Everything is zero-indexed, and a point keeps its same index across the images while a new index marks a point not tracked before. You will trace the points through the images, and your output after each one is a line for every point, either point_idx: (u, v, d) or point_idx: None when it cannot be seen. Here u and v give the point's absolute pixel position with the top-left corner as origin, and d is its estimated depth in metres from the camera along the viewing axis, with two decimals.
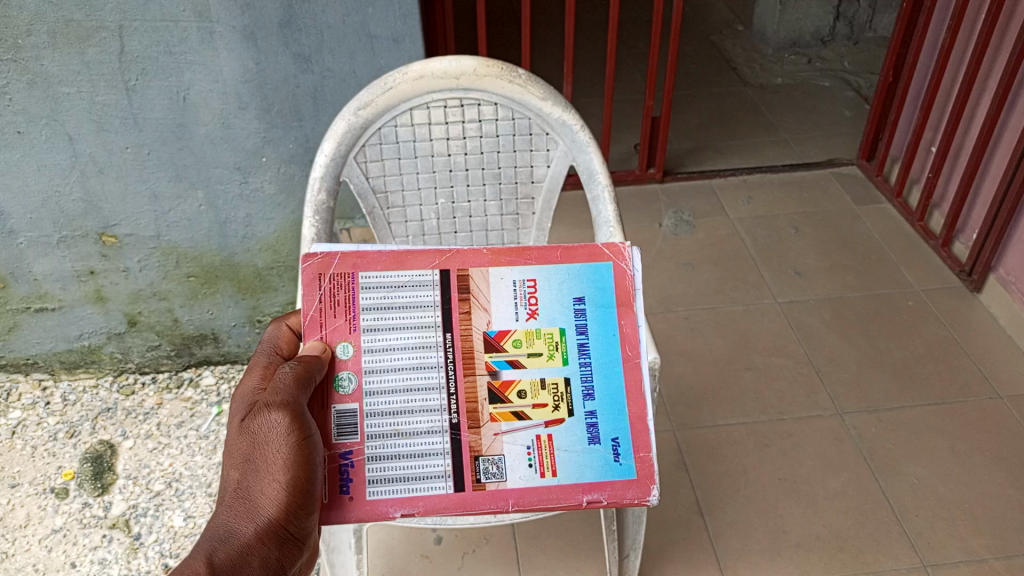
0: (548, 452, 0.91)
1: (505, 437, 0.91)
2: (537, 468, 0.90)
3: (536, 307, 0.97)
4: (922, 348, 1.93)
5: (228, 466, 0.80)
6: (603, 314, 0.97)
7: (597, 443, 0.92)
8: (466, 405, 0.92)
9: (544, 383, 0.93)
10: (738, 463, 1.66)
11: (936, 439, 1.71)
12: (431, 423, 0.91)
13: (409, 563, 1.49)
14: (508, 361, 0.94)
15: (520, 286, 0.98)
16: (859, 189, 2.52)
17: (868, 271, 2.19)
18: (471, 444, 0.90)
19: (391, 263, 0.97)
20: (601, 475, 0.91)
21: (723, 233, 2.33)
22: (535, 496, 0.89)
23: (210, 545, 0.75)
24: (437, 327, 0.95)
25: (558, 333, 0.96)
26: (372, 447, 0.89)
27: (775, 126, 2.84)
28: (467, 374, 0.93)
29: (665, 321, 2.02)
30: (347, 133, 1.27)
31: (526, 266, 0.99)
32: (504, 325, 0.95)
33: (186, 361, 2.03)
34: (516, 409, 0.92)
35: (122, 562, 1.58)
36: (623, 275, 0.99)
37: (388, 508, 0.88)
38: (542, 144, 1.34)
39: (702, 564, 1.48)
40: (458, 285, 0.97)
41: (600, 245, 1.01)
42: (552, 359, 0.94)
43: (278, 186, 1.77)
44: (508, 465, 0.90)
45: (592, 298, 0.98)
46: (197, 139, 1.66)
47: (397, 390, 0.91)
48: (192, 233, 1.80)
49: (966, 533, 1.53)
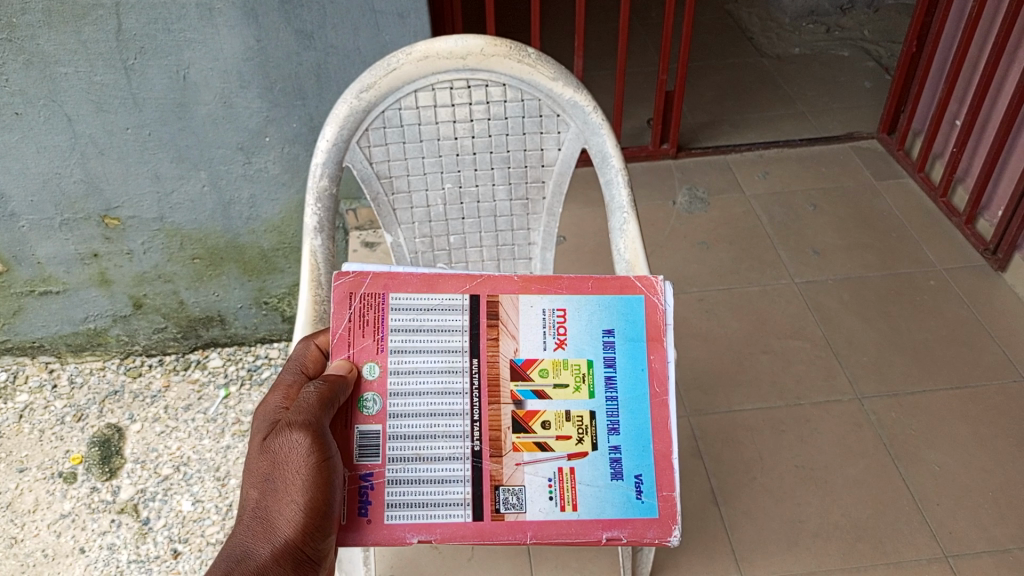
0: (569, 485, 0.88)
1: (527, 467, 0.88)
2: (558, 501, 0.88)
3: (565, 337, 0.94)
4: (945, 330, 1.88)
5: (247, 484, 0.77)
6: (633, 348, 0.93)
7: (619, 478, 0.89)
8: (489, 433, 0.89)
9: (569, 415, 0.90)
10: (755, 450, 1.62)
11: (959, 425, 1.66)
12: (453, 450, 0.88)
13: (419, 553, 1.46)
14: (534, 391, 0.91)
15: (550, 315, 0.94)
16: (879, 164, 2.45)
17: (889, 249, 2.12)
18: (492, 473, 0.88)
19: (422, 285, 0.94)
20: (623, 512, 0.89)
21: (738, 210, 2.27)
22: (554, 529, 0.87)
23: (226, 565, 0.70)
24: (464, 352, 0.92)
25: (586, 365, 0.92)
26: (394, 471, 0.86)
27: (792, 98, 2.76)
28: (491, 402, 0.90)
29: (679, 302, 1.97)
30: (349, 117, 1.22)
31: (555, 294, 0.96)
32: (531, 354, 0.92)
33: (193, 343, 2.00)
34: (539, 440, 0.89)
35: (131, 547, 1.57)
36: (655, 309, 0.95)
37: (405, 532, 0.85)
38: (552, 126, 1.29)
39: (717, 556, 1.44)
40: (487, 311, 0.94)
41: (632, 278, 0.97)
42: (578, 391, 0.91)
43: (282, 166, 1.73)
44: (529, 496, 0.88)
45: (622, 330, 0.94)
46: (198, 119, 1.61)
47: (421, 413, 0.89)
48: (196, 214, 1.77)
49: (989, 521, 1.48)
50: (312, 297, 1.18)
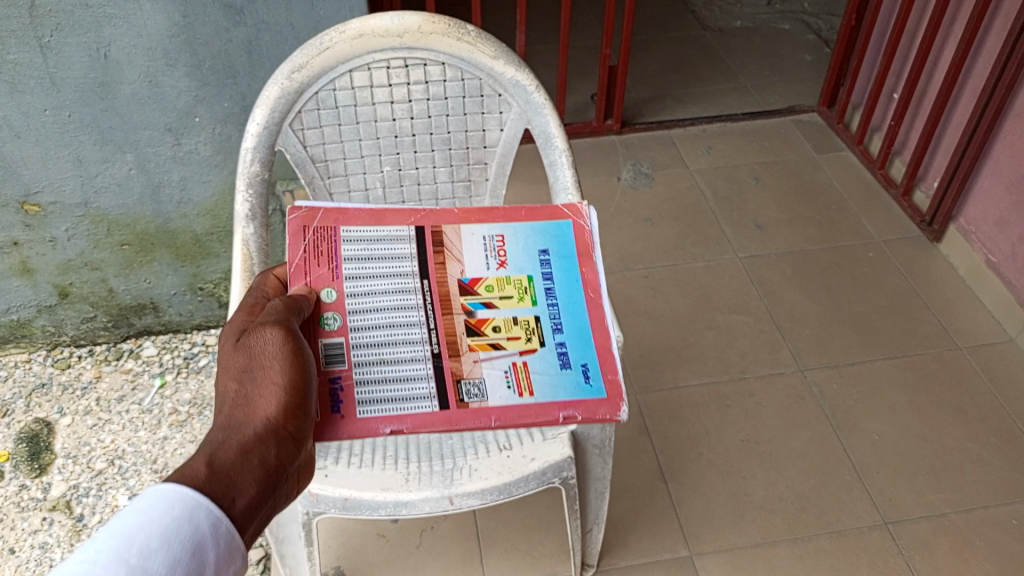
0: (524, 375, 0.87)
1: (484, 362, 0.87)
2: (515, 389, 0.86)
3: (505, 258, 0.96)
4: (883, 301, 1.92)
5: (224, 379, 0.76)
6: (566, 263, 0.97)
7: (568, 367, 0.88)
8: (445, 338, 0.89)
9: (517, 320, 0.91)
10: (701, 425, 1.63)
11: (897, 394, 1.70)
12: (414, 352, 0.87)
13: (366, 543, 1.44)
14: (483, 302, 0.92)
15: (490, 240, 0.97)
16: (819, 137, 2.47)
17: (830, 222, 2.15)
18: (452, 369, 0.86)
19: (370, 219, 0.97)
20: (575, 394, 0.86)
21: (683, 185, 2.28)
22: (516, 413, 0.84)
23: (208, 446, 0.68)
24: (415, 274, 0.93)
25: (527, 280, 0.95)
26: (361, 373, 0.84)
27: (734, 72, 2.77)
28: (445, 313, 0.91)
29: (624, 280, 1.97)
30: (280, 99, 1.17)
31: (490, 225, 0.99)
32: (476, 273, 0.94)
33: (125, 332, 1.93)
34: (493, 341, 0.89)
35: (64, 545, 1.51)
36: (582, 230, 1.00)
37: (377, 424, 0.81)
38: (494, 106, 1.26)
39: (664, 532, 1.45)
40: (432, 240, 0.96)
41: (559, 205, 1.02)
42: (523, 300, 0.93)
43: (214, 147, 1.66)
44: (489, 386, 0.85)
45: (556, 250, 0.98)
46: (122, 99, 1.54)
47: (379, 324, 0.88)
48: (123, 199, 1.69)
49: (926, 487, 1.52)
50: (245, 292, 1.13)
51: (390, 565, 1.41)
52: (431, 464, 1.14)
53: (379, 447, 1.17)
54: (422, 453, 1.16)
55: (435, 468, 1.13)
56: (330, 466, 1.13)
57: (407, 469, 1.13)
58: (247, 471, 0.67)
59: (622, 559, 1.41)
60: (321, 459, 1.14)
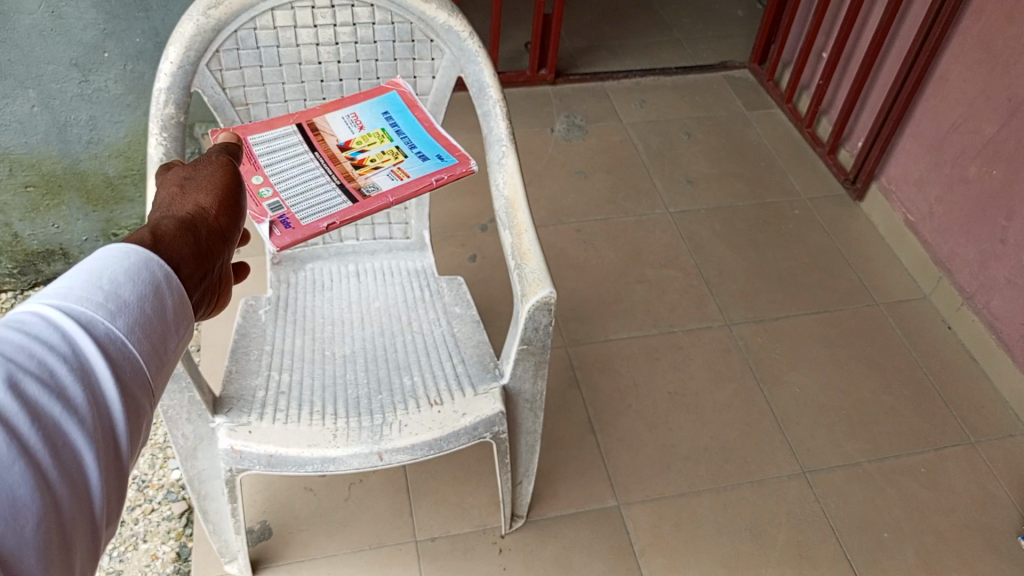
0: (400, 170, 1.09)
1: (371, 176, 1.08)
2: (396, 177, 1.08)
3: (361, 125, 1.17)
4: (807, 258, 1.96)
5: (162, 188, 0.78)
6: (403, 114, 1.20)
7: (427, 159, 1.12)
8: (342, 173, 1.08)
9: (385, 153, 1.12)
10: (630, 378, 1.65)
11: (818, 348, 1.75)
12: (325, 184, 1.07)
13: (292, 497, 1.41)
14: (359, 151, 1.12)
15: (347, 118, 1.17)
16: (750, 94, 2.49)
17: (758, 178, 2.18)
18: (352, 184, 1.06)
19: (263, 126, 1.16)
20: (433, 168, 1.10)
21: (616, 138, 2.26)
22: (406, 190, 1.06)
23: (154, 218, 0.71)
24: (304, 145, 1.13)
25: (381, 132, 1.16)
26: (291, 207, 1.03)
27: (668, 25, 2.75)
28: (335, 162, 1.10)
29: (556, 233, 1.95)
30: (196, 36, 1.13)
31: (346, 107, 1.19)
32: (345, 138, 1.14)
33: (32, 279, 1.82)
34: (375, 165, 1.10)
35: None
36: (405, 91, 1.24)
37: (317, 223, 1.01)
38: (425, 52, 1.25)
39: (593, 483, 1.47)
40: (309, 130, 1.15)
41: (382, 83, 1.25)
42: (384, 140, 1.15)
43: (126, 86, 1.58)
44: (380, 183, 1.06)
45: (392, 108, 1.20)
46: (22, 30, 1.43)
47: (291, 178, 1.08)
48: (27, 136, 1.57)
49: (842, 438, 1.58)
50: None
51: (318, 518, 1.39)
52: (360, 419, 1.11)
53: (305, 402, 1.13)
54: (350, 407, 1.13)
55: (364, 424, 1.11)
56: (254, 422, 1.09)
57: (334, 424, 1.10)
58: (187, 233, 0.70)
59: (551, 509, 1.42)
60: (244, 415, 1.10)
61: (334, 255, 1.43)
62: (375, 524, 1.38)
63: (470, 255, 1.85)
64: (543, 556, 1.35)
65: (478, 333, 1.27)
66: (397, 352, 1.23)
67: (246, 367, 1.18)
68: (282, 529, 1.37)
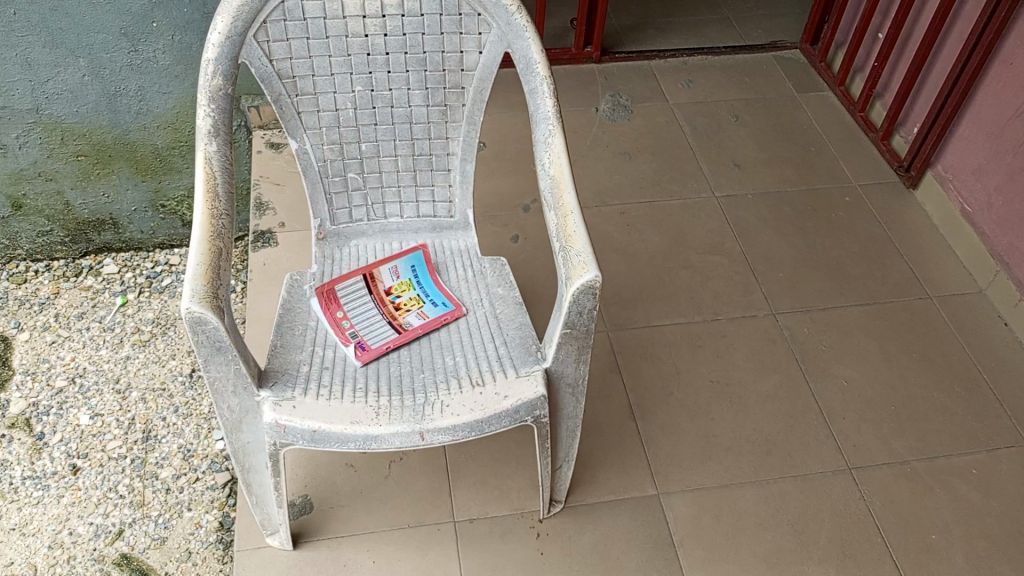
0: (421, 305, 1.26)
1: (407, 314, 1.25)
2: (421, 314, 1.24)
3: (395, 278, 1.31)
4: (857, 247, 1.91)
5: None
6: (424, 266, 1.33)
7: (438, 302, 1.27)
8: (389, 312, 1.25)
9: (413, 296, 1.28)
10: (673, 365, 1.63)
11: (866, 341, 1.71)
12: (382, 317, 1.24)
13: (334, 473, 1.42)
14: (397, 297, 1.28)
15: (385, 278, 1.31)
16: (800, 75, 2.42)
17: (808, 164, 2.13)
18: (397, 318, 1.24)
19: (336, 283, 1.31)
20: (441, 308, 1.25)
21: (662, 119, 2.22)
22: (433, 323, 1.23)
23: None
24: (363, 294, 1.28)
25: (408, 284, 1.30)
26: (359, 331, 1.22)
27: (718, 4, 2.69)
28: (385, 306, 1.26)
29: (600, 214, 1.93)
30: (244, 7, 1.14)
31: (386, 263, 1.33)
32: (386, 290, 1.29)
33: (83, 248, 1.84)
34: (410, 304, 1.26)
35: (25, 464, 1.46)
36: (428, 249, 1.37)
37: (383, 345, 1.19)
38: (473, 26, 1.22)
39: (634, 470, 1.46)
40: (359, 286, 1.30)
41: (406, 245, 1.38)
42: (411, 289, 1.29)
43: (174, 56, 1.58)
44: (414, 316, 1.24)
45: (416, 263, 1.34)
46: None
47: (360, 314, 1.25)
48: (78, 106, 1.59)
49: (890, 434, 1.54)
50: (207, 210, 1.06)
51: (358, 494, 1.39)
52: (402, 398, 1.11)
53: (348, 378, 1.13)
54: (393, 386, 1.13)
55: (406, 403, 1.10)
56: (297, 397, 1.09)
57: (377, 403, 1.10)
58: None
59: (591, 495, 1.41)
60: (289, 390, 1.09)
61: (378, 234, 1.40)
62: (415, 503, 1.39)
63: (512, 235, 1.84)
64: (582, 542, 1.35)
65: (521, 314, 1.25)
66: (433, 327, 1.23)
67: (290, 341, 1.18)
68: (323, 504, 1.38)
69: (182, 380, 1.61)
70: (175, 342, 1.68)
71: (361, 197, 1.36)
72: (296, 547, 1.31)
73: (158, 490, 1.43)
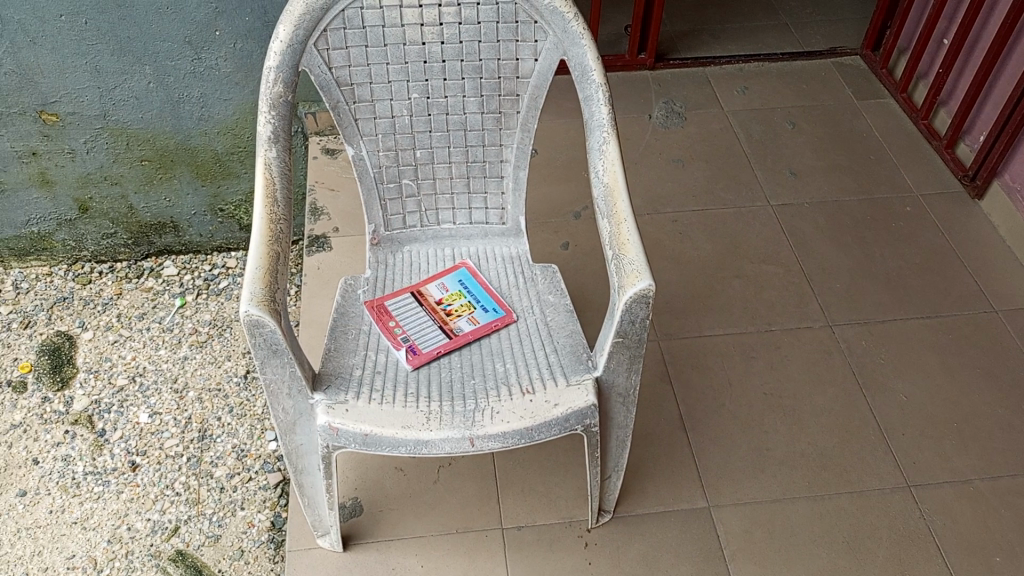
0: (473, 313, 1.27)
1: (459, 320, 1.26)
2: (473, 321, 1.25)
3: (445, 290, 1.31)
4: (918, 259, 1.86)
5: None
6: (471, 278, 1.34)
7: (490, 310, 1.28)
8: (441, 317, 1.26)
9: (463, 305, 1.29)
10: (725, 376, 1.60)
11: (928, 355, 1.66)
12: (433, 323, 1.25)
13: (383, 476, 1.43)
14: (448, 306, 1.28)
15: (435, 290, 1.31)
16: (860, 81, 2.37)
17: (867, 172, 2.08)
18: (449, 324, 1.25)
19: (387, 293, 1.31)
20: (492, 315, 1.26)
21: (717, 126, 2.20)
22: (485, 329, 1.24)
23: None
24: (414, 304, 1.29)
25: (458, 294, 1.30)
26: (411, 335, 1.23)
27: (775, 9, 2.65)
28: (437, 314, 1.27)
29: (652, 222, 1.91)
30: (305, 15, 1.16)
31: (434, 278, 1.34)
32: (436, 300, 1.29)
33: (145, 250, 1.90)
34: (462, 311, 1.27)
35: (87, 459, 1.51)
36: (473, 264, 1.37)
37: (436, 350, 1.20)
38: (529, 33, 1.23)
39: (684, 482, 1.44)
40: (409, 298, 1.30)
41: (451, 262, 1.38)
42: (462, 299, 1.30)
43: (236, 64, 1.61)
44: (466, 322, 1.25)
45: (463, 276, 1.34)
46: (141, 8, 1.49)
47: (411, 319, 1.26)
48: (143, 112, 1.64)
49: (952, 452, 1.49)
50: (266, 214, 1.09)
51: (406, 499, 1.40)
52: (453, 404, 1.11)
53: (400, 383, 1.14)
54: (443, 391, 1.13)
55: (456, 409, 1.10)
56: (350, 400, 1.10)
57: (428, 408, 1.10)
58: None
59: (639, 506, 1.40)
60: (342, 393, 1.11)
61: (431, 239, 1.41)
62: (463, 509, 1.39)
63: (563, 242, 1.83)
64: (630, 553, 1.33)
65: (572, 322, 1.25)
66: (484, 334, 1.24)
67: (344, 345, 1.20)
68: (372, 506, 1.39)
69: (237, 381, 1.64)
70: (231, 343, 1.72)
71: (415, 204, 1.37)
72: (345, 549, 1.33)
73: (212, 489, 1.46)
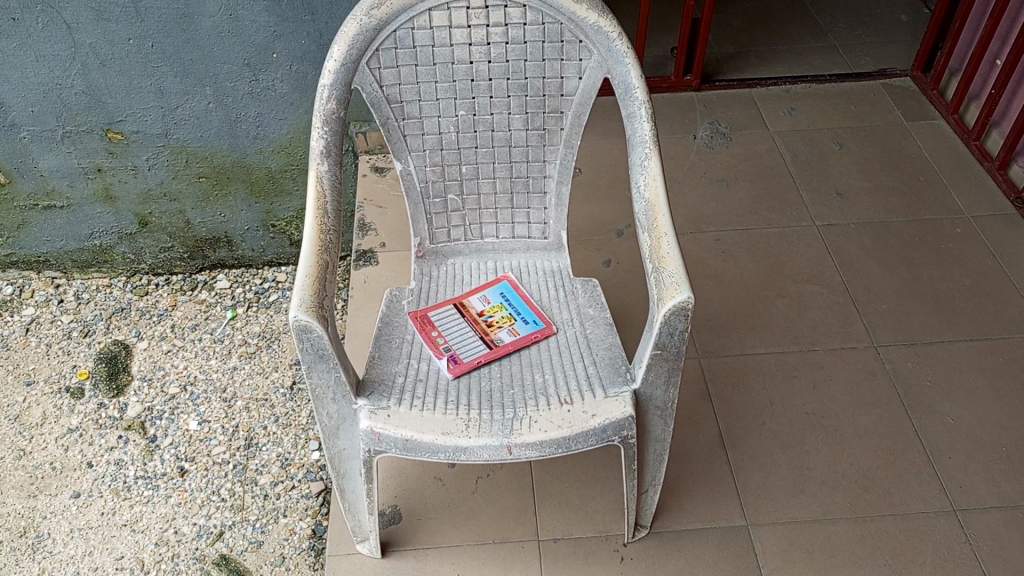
0: (514, 325, 1.29)
1: (499, 332, 1.28)
2: (513, 332, 1.28)
3: (486, 302, 1.34)
4: (968, 280, 1.83)
5: None
6: (512, 290, 1.36)
7: (530, 322, 1.30)
8: (483, 328, 1.29)
9: (504, 316, 1.31)
10: (765, 395, 1.59)
11: (976, 378, 1.62)
12: (473, 334, 1.28)
13: (422, 485, 1.46)
14: (489, 317, 1.31)
15: (477, 302, 1.34)
16: (910, 102, 2.34)
17: (916, 193, 2.05)
18: (489, 335, 1.28)
19: (431, 304, 1.34)
20: (532, 327, 1.29)
21: (761, 147, 2.20)
22: (524, 340, 1.26)
23: None
24: (457, 315, 1.31)
25: (499, 306, 1.33)
26: (452, 345, 1.25)
27: (823, 31, 2.64)
28: (479, 325, 1.30)
29: (695, 241, 1.92)
30: (359, 36, 1.21)
31: (476, 291, 1.37)
32: (478, 311, 1.32)
33: (199, 264, 1.97)
34: (502, 322, 1.30)
35: (138, 464, 1.56)
36: (514, 277, 1.40)
37: (476, 360, 1.23)
38: (574, 53, 1.26)
39: (722, 500, 1.43)
40: (452, 309, 1.33)
41: (494, 275, 1.41)
42: (503, 311, 1.32)
43: (291, 85, 1.68)
44: (506, 334, 1.27)
45: (505, 289, 1.37)
46: (203, 32, 1.57)
47: (452, 329, 1.29)
48: (202, 131, 1.72)
49: (1000, 477, 1.46)
50: (317, 225, 1.13)
51: (444, 508, 1.42)
52: (492, 412, 1.13)
53: (441, 391, 1.17)
54: (483, 400, 1.16)
55: (495, 417, 1.12)
56: (393, 407, 1.13)
57: (467, 415, 1.13)
58: None
59: (676, 522, 1.40)
60: (384, 400, 1.14)
61: (473, 253, 1.44)
62: (500, 520, 1.41)
63: (604, 260, 1.85)
64: (665, 569, 1.33)
65: (611, 335, 1.26)
66: (523, 345, 1.26)
67: (388, 353, 1.23)
68: (411, 514, 1.42)
69: (283, 392, 1.69)
70: (279, 355, 1.77)
71: (460, 218, 1.41)
72: (384, 555, 1.35)
73: (257, 496, 1.50)
